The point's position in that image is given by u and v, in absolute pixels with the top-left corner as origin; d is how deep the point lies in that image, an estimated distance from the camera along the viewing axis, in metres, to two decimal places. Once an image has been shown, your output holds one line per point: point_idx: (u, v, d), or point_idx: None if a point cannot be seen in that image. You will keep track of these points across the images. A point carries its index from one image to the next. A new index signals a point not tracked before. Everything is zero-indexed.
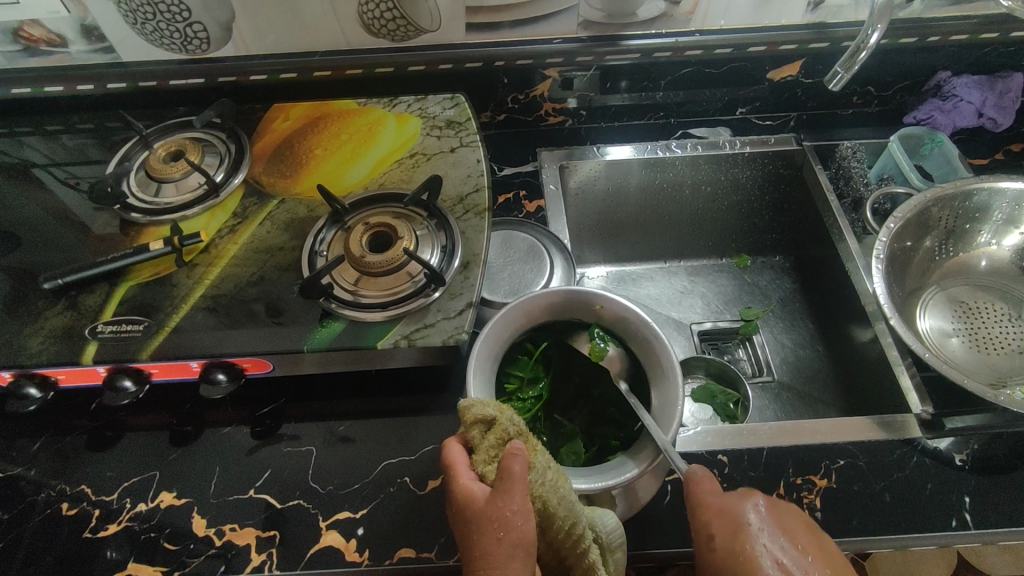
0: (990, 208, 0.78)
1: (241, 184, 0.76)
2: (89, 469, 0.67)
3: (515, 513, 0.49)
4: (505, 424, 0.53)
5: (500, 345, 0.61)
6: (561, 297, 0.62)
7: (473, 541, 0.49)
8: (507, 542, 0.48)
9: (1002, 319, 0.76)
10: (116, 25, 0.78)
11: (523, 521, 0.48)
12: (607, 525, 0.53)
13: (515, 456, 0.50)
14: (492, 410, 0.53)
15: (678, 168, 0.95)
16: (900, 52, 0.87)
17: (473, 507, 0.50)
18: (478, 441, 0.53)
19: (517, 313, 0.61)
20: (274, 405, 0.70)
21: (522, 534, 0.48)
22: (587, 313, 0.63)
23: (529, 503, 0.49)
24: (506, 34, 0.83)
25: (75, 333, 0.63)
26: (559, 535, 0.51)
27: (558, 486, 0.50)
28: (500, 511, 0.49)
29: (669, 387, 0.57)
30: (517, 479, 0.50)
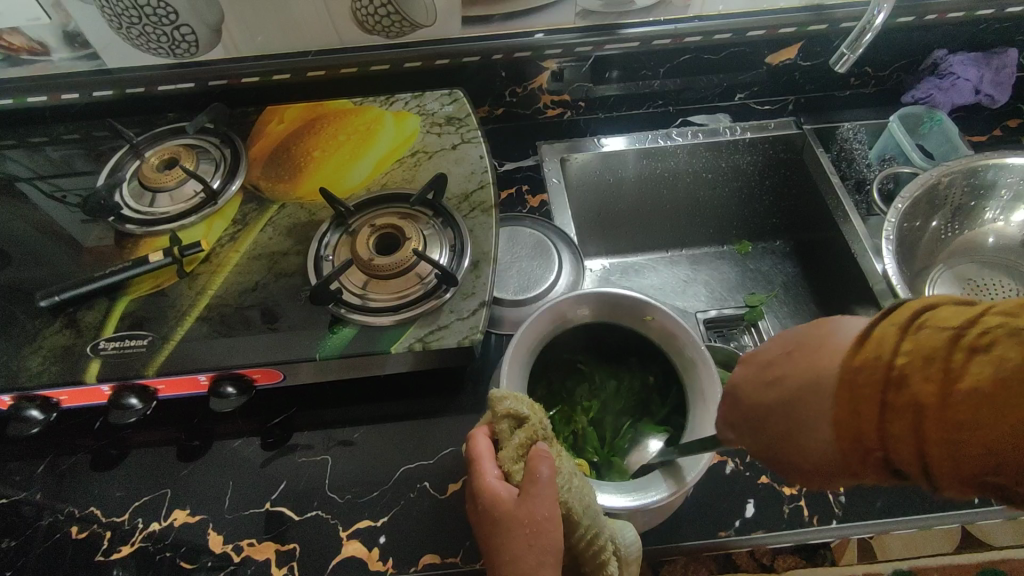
0: (996, 184, 0.78)
1: (240, 190, 0.74)
2: (96, 490, 0.65)
3: (545, 519, 0.47)
4: (537, 425, 0.52)
5: (536, 340, 0.61)
6: (612, 300, 0.62)
7: (499, 541, 0.48)
8: (536, 545, 0.47)
9: (1010, 295, 0.77)
10: (100, 30, 0.75)
11: (551, 526, 0.47)
12: (627, 538, 0.52)
13: (543, 457, 0.49)
14: (525, 410, 0.53)
15: (679, 156, 0.94)
16: (898, 31, 0.87)
17: (501, 508, 0.48)
18: (507, 437, 0.52)
19: (560, 311, 0.62)
20: (284, 415, 0.69)
21: (550, 538, 0.47)
22: (634, 323, 0.62)
23: (557, 509, 0.48)
24: (503, 26, 0.81)
25: (76, 351, 0.61)
26: (579, 544, 0.49)
27: (583, 493, 0.50)
28: (530, 513, 0.47)
29: (702, 413, 0.57)
30: (547, 482, 0.48)
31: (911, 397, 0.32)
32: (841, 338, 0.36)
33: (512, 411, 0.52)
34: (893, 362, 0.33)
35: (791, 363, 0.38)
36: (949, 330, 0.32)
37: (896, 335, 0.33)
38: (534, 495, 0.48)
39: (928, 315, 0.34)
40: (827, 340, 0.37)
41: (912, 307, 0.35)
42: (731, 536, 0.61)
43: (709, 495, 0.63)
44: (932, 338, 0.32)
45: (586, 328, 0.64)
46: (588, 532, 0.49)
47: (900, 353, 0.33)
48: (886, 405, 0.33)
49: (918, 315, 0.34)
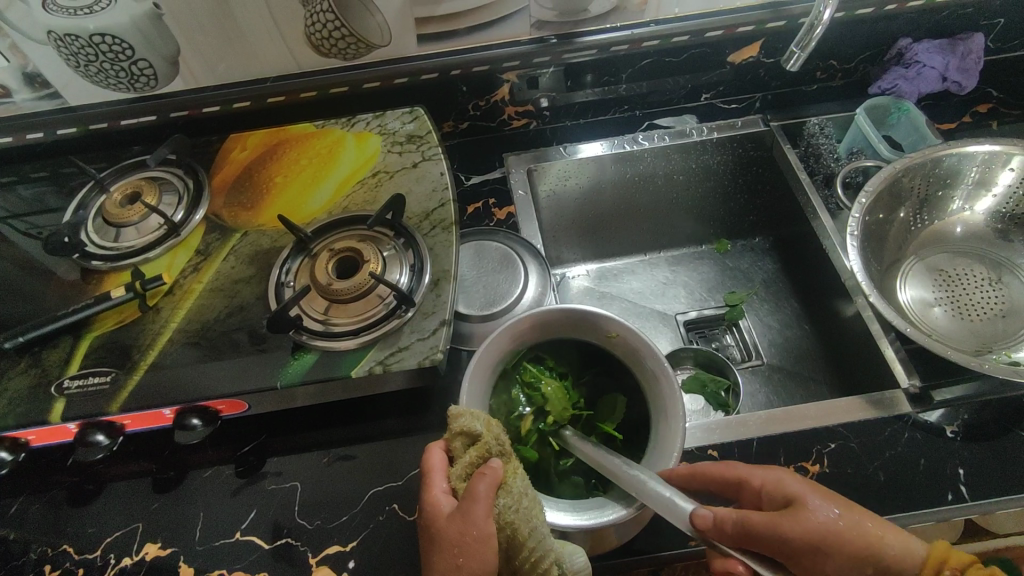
0: (961, 173, 0.77)
1: (203, 219, 0.74)
2: (71, 526, 0.65)
3: (476, 538, 0.48)
4: (490, 443, 0.52)
5: (499, 360, 0.61)
6: (575, 315, 0.61)
7: (434, 558, 0.49)
8: (465, 566, 0.47)
9: (982, 284, 0.76)
10: (58, 70, 0.76)
11: (483, 548, 0.48)
12: (577, 563, 0.51)
13: (482, 478, 0.50)
14: (478, 425, 0.52)
15: (648, 160, 0.94)
16: (858, 23, 0.86)
17: (438, 522, 0.50)
18: (459, 453, 0.53)
19: (526, 327, 0.61)
20: (255, 442, 0.69)
21: (480, 558, 0.47)
22: (601, 338, 0.62)
23: (491, 529, 0.48)
24: (460, 42, 0.81)
25: (40, 391, 0.61)
26: (524, 566, 0.48)
27: (530, 515, 0.49)
28: (461, 534, 0.48)
29: (668, 429, 0.55)
30: (481, 501, 0.49)
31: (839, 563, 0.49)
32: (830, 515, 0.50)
33: (463, 428, 0.52)
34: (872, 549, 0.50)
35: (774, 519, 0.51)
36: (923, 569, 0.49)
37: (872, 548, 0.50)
38: (468, 511, 0.49)
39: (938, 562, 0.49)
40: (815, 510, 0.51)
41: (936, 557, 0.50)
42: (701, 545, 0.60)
43: None
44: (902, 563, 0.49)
45: (548, 344, 0.64)
46: (533, 555, 0.48)
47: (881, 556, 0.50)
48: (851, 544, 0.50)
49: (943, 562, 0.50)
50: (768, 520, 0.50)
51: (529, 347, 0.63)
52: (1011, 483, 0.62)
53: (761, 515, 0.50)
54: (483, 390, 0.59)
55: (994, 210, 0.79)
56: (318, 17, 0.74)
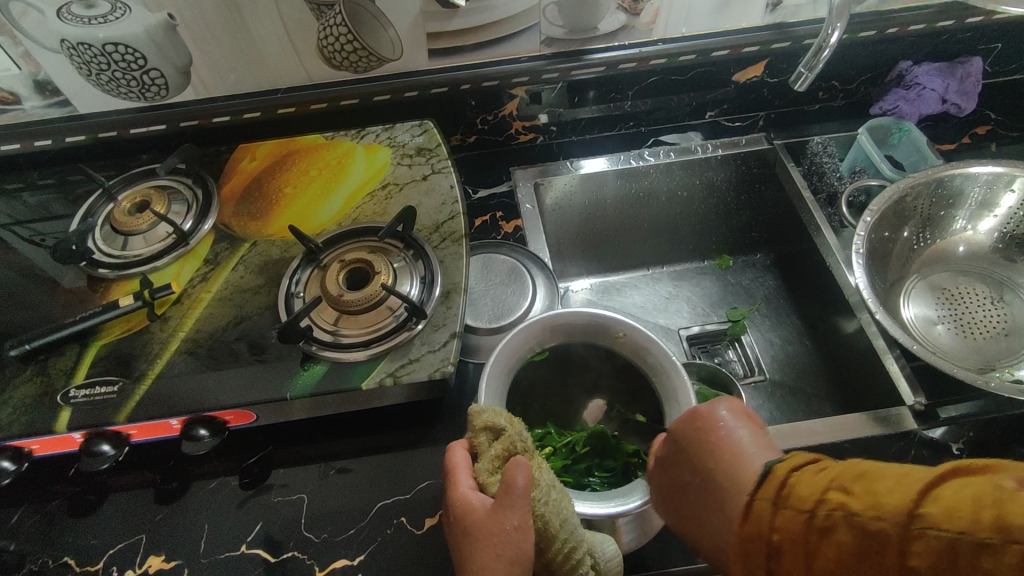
0: (963, 193, 0.79)
1: (212, 228, 0.74)
2: (71, 538, 0.64)
3: (514, 528, 0.48)
4: (514, 438, 0.53)
5: (515, 360, 0.61)
6: (592, 321, 0.62)
7: (469, 551, 0.49)
8: (503, 556, 0.47)
9: (984, 302, 0.77)
10: (69, 77, 0.76)
11: (520, 537, 0.48)
12: (607, 552, 0.52)
13: (518, 469, 0.49)
14: (503, 423, 0.53)
15: (653, 175, 0.95)
16: (860, 45, 0.88)
17: (472, 515, 0.50)
18: (485, 449, 0.53)
19: (542, 331, 0.62)
20: (261, 453, 0.68)
21: (517, 547, 0.47)
22: (611, 342, 0.62)
23: (529, 519, 0.48)
24: (471, 57, 0.82)
25: (46, 400, 0.61)
26: (556, 557, 0.49)
27: (561, 506, 0.50)
28: (500, 524, 0.48)
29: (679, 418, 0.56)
30: (519, 491, 0.49)
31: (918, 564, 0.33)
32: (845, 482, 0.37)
33: (487, 423, 0.53)
34: (904, 498, 0.34)
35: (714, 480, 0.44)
36: (960, 513, 0.32)
37: (898, 496, 0.34)
38: (506, 502, 0.48)
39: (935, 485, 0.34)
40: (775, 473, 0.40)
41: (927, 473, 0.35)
42: None
43: None
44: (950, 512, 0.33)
45: (560, 351, 0.64)
46: (566, 544, 0.49)
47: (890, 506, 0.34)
48: (912, 535, 0.33)
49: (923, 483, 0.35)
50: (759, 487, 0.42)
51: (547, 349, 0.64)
52: None
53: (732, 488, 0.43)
54: (500, 388, 0.59)
55: (997, 229, 0.79)
56: (331, 30, 0.75)
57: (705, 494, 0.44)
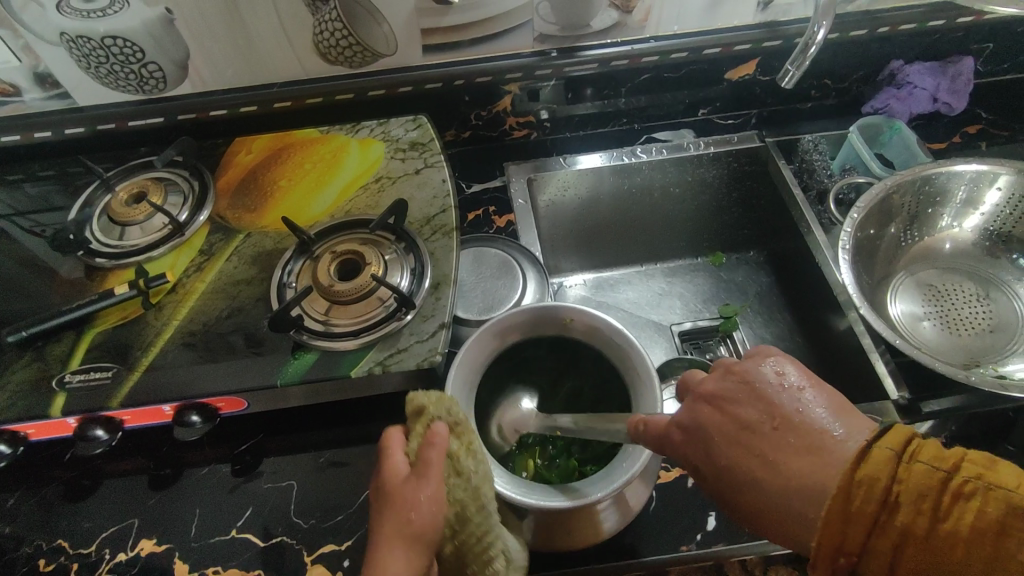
0: (950, 191, 0.79)
1: (207, 220, 0.75)
2: (66, 522, 0.65)
3: (425, 500, 0.50)
4: (446, 420, 0.53)
5: (489, 347, 0.62)
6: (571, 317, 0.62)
7: (382, 517, 0.51)
8: (410, 526, 0.49)
9: (970, 300, 0.78)
10: (68, 70, 0.77)
11: (429, 509, 0.50)
12: (515, 547, 0.53)
13: (434, 446, 0.51)
14: (437, 411, 0.53)
15: (646, 172, 0.96)
16: (851, 44, 0.88)
17: (391, 485, 0.52)
18: (415, 430, 0.54)
19: (515, 322, 0.62)
20: (252, 441, 0.70)
21: (424, 522, 0.49)
22: (583, 332, 0.63)
23: (440, 491, 0.50)
24: (465, 52, 0.83)
25: (42, 385, 0.62)
26: (469, 537, 0.50)
27: (479, 493, 0.50)
28: (412, 495, 0.50)
29: (645, 402, 0.58)
30: (434, 469, 0.51)
31: (907, 523, 0.38)
32: (839, 441, 0.44)
33: (416, 406, 0.54)
34: (896, 468, 0.39)
35: (772, 438, 0.45)
36: (943, 469, 0.39)
37: (891, 460, 0.40)
38: (421, 479, 0.50)
39: (919, 443, 0.40)
40: (827, 446, 0.43)
41: (904, 429, 0.41)
42: (692, 550, 0.61)
43: (671, 507, 0.63)
44: (929, 476, 0.39)
45: (531, 345, 0.65)
46: (479, 526, 0.50)
47: (895, 475, 0.39)
48: (905, 492, 0.39)
49: (909, 443, 0.40)
50: (766, 445, 0.46)
51: (528, 341, 0.64)
52: None
53: (753, 463, 0.46)
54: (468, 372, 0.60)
55: (983, 227, 0.80)
56: (326, 25, 0.76)
57: (743, 436, 0.47)
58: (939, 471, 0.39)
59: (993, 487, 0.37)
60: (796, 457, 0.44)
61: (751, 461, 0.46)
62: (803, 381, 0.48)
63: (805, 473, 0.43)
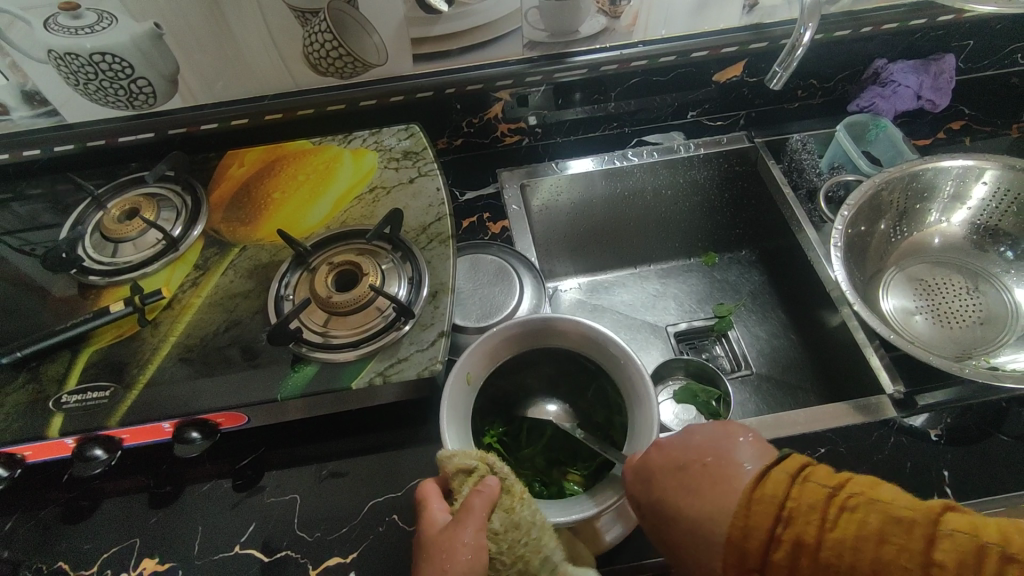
0: (937, 186, 0.81)
1: (201, 235, 0.75)
2: (66, 544, 0.64)
3: (465, 546, 0.50)
4: (489, 472, 0.55)
5: (487, 362, 0.63)
6: (567, 329, 0.62)
7: (421, 569, 0.51)
8: (451, 573, 0.49)
9: (960, 292, 0.79)
10: (57, 88, 0.77)
11: (471, 557, 0.50)
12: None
13: (480, 494, 0.52)
14: (475, 461, 0.55)
15: (637, 175, 0.97)
16: (835, 44, 0.90)
17: (429, 536, 0.52)
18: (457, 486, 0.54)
19: (509, 337, 0.62)
20: (253, 456, 0.69)
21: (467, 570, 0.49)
22: (578, 342, 0.63)
23: (483, 538, 0.51)
24: (455, 61, 0.84)
25: (39, 406, 0.61)
26: None
27: (540, 545, 0.51)
28: (454, 541, 0.50)
29: (641, 413, 0.58)
30: (476, 514, 0.52)
31: (798, 534, 0.41)
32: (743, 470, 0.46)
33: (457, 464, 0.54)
34: (790, 488, 0.43)
35: (691, 473, 0.48)
36: (828, 487, 0.43)
37: (786, 482, 0.43)
38: (461, 525, 0.51)
39: (811, 468, 0.45)
40: (733, 475, 0.46)
41: (798, 458, 0.46)
42: None
43: None
44: (817, 492, 0.42)
45: (526, 356, 0.65)
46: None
47: (788, 493, 0.43)
48: (795, 512, 0.42)
49: (805, 468, 0.44)
50: (680, 482, 0.48)
51: (524, 352, 0.64)
52: (993, 484, 0.63)
53: (671, 492, 0.48)
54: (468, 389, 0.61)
55: (970, 221, 0.82)
56: (317, 37, 0.77)
57: (671, 475, 0.49)
58: (824, 489, 0.43)
59: (876, 503, 0.41)
60: (705, 484, 0.47)
61: (670, 493, 0.48)
62: (744, 433, 0.49)
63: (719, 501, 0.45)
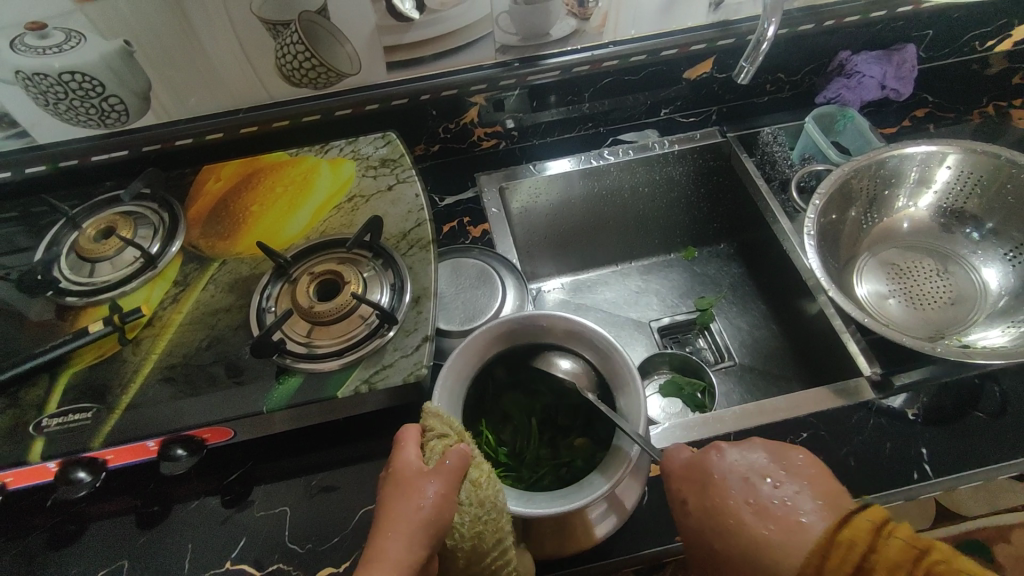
0: (903, 173, 0.83)
1: (180, 251, 0.75)
2: (52, 569, 0.63)
3: (428, 501, 0.51)
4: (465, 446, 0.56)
5: (477, 360, 0.64)
6: (555, 326, 0.64)
7: (387, 510, 0.52)
8: (405, 522, 0.50)
9: (931, 275, 0.82)
10: (27, 109, 0.76)
11: (430, 511, 0.51)
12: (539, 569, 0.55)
13: (455, 454, 0.53)
14: (452, 431, 0.56)
15: (614, 173, 0.98)
16: (800, 38, 0.92)
17: (397, 483, 0.53)
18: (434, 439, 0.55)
19: (497, 335, 0.64)
20: (241, 471, 0.69)
21: (429, 519, 0.50)
22: (564, 337, 0.64)
23: (446, 496, 0.52)
24: (429, 68, 0.84)
25: (19, 431, 0.60)
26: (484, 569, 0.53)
27: (498, 526, 0.52)
28: (419, 492, 0.51)
29: (629, 397, 0.60)
30: (449, 472, 0.52)
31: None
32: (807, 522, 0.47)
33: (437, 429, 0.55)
34: (876, 538, 0.45)
35: (764, 496, 0.50)
36: (918, 548, 0.44)
37: (871, 531, 0.45)
38: (431, 481, 0.52)
39: (896, 524, 0.46)
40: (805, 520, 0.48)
41: (881, 511, 0.47)
42: None
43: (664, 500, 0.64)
44: (902, 550, 0.44)
45: (514, 352, 0.66)
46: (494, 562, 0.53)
47: (872, 544, 0.45)
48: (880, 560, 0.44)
49: (890, 524, 0.46)
50: (747, 505, 0.50)
51: (514, 352, 0.66)
52: (970, 459, 0.65)
53: (738, 512, 0.50)
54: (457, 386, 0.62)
55: (936, 205, 0.84)
56: (289, 49, 0.76)
57: (741, 499, 0.51)
58: (911, 548, 0.44)
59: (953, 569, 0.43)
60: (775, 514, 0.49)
61: (731, 512, 0.50)
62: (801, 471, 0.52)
63: (784, 549, 0.47)
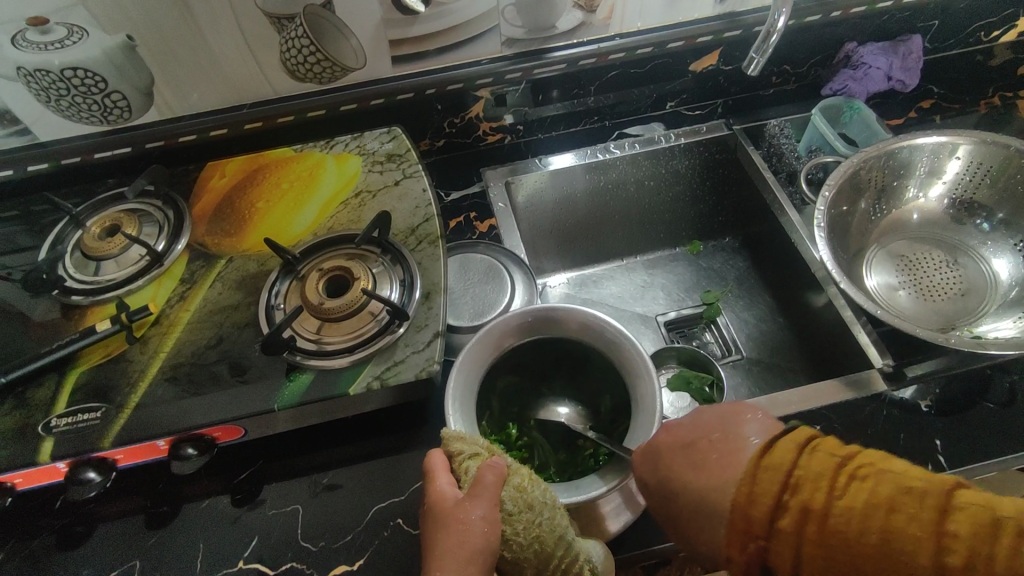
0: (913, 164, 0.83)
1: (185, 248, 0.74)
2: (62, 570, 0.63)
3: (477, 520, 0.51)
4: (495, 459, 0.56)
5: (494, 351, 0.64)
6: (570, 320, 0.64)
7: (435, 541, 0.51)
8: (462, 547, 0.49)
9: (940, 266, 0.81)
10: (28, 105, 0.75)
11: (480, 530, 0.50)
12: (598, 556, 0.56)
13: (490, 469, 0.53)
14: (481, 448, 0.56)
15: (620, 167, 0.97)
16: (807, 29, 0.91)
17: (440, 509, 0.52)
18: (462, 454, 0.55)
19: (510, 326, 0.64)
20: (251, 469, 0.68)
21: (484, 545, 0.50)
22: (578, 331, 0.64)
23: (494, 512, 0.51)
24: (434, 61, 0.83)
25: (27, 432, 0.60)
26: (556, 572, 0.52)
27: (553, 525, 0.52)
28: (466, 515, 0.51)
29: (644, 389, 0.60)
30: (488, 490, 0.52)
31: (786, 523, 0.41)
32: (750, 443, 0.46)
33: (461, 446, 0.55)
34: (796, 462, 0.43)
35: (685, 454, 0.49)
36: (838, 457, 0.42)
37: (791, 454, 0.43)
38: (475, 499, 0.52)
39: (820, 440, 0.44)
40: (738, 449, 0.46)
41: (805, 430, 0.45)
42: None
43: None
44: (823, 464, 0.42)
45: (527, 346, 0.65)
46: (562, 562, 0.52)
47: (796, 463, 0.43)
48: (802, 481, 0.42)
49: (811, 439, 0.44)
50: (680, 463, 0.49)
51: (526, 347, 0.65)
52: (983, 449, 0.65)
53: (682, 461, 0.49)
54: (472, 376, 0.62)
55: (946, 195, 0.84)
56: (293, 43, 0.76)
57: (680, 453, 0.50)
58: (832, 460, 0.42)
59: (886, 474, 0.41)
60: (707, 453, 0.48)
61: (680, 460, 0.49)
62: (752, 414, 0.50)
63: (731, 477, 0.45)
